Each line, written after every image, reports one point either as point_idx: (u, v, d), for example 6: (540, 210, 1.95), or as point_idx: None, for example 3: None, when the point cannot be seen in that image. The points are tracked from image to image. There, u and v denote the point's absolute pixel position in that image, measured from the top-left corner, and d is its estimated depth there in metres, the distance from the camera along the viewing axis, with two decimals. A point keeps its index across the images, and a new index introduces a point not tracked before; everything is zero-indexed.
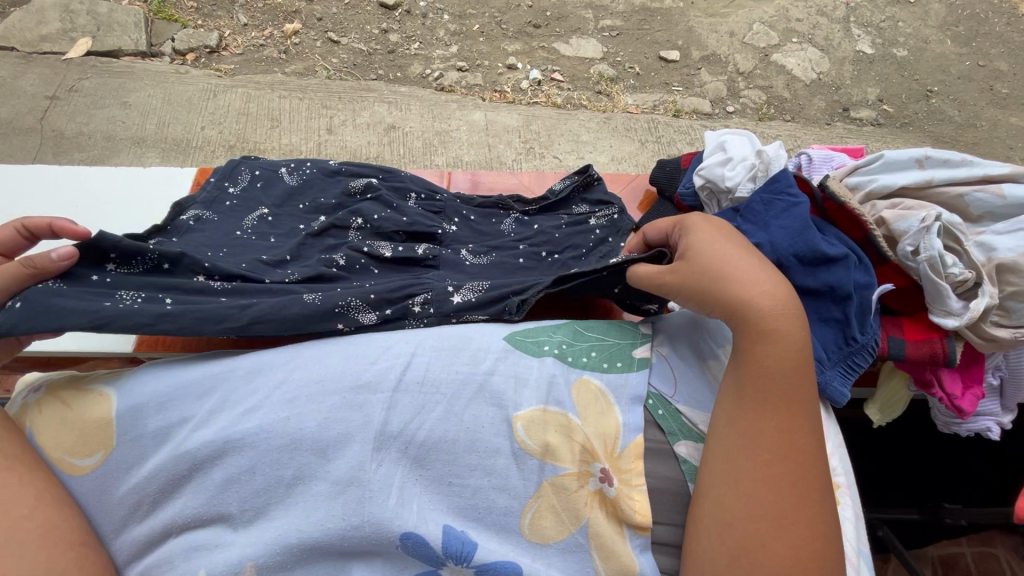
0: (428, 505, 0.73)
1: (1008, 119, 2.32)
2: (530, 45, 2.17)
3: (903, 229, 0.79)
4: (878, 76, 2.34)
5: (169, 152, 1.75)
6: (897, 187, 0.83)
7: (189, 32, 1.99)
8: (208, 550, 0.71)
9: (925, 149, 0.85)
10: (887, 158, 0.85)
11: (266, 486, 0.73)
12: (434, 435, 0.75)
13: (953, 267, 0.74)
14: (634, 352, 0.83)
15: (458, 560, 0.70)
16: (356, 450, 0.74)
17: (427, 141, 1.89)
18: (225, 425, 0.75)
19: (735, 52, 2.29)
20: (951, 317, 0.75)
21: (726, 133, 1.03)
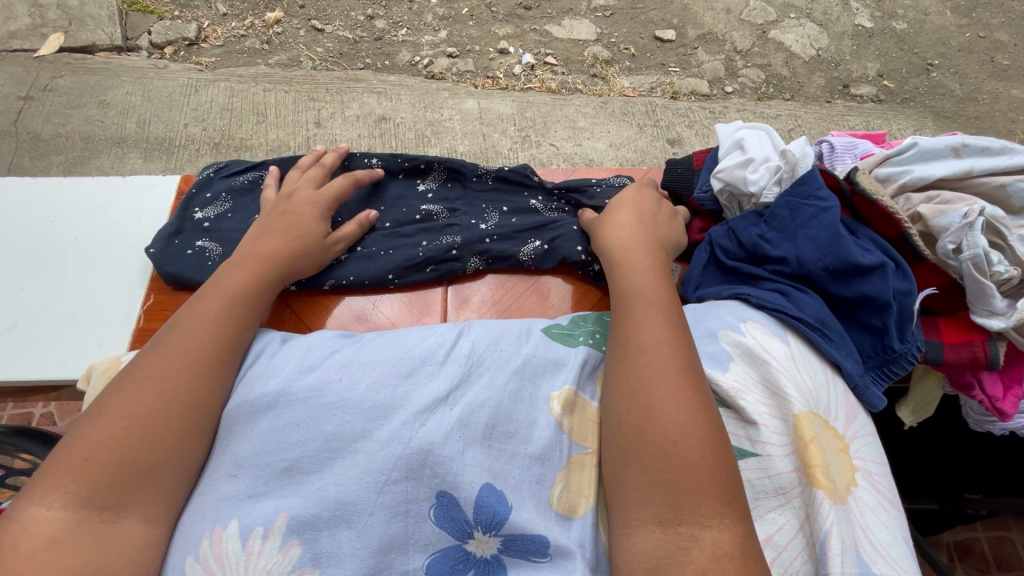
0: (471, 465, 0.64)
1: (1010, 92, 2.28)
2: (522, 27, 2.10)
3: (943, 226, 0.75)
4: (878, 50, 2.28)
5: (152, 152, 1.69)
6: (935, 179, 0.79)
7: (166, 24, 1.91)
8: (242, 500, 0.61)
9: (961, 137, 0.81)
10: (921, 148, 0.81)
11: (309, 437, 0.65)
12: (483, 399, 0.69)
13: (998, 265, 0.72)
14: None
15: (489, 528, 0.61)
16: (412, 406, 0.67)
17: (419, 132, 1.83)
18: (280, 381, 0.70)
19: (732, 29, 2.23)
20: (996, 317, 0.73)
21: (740, 129, 0.98)
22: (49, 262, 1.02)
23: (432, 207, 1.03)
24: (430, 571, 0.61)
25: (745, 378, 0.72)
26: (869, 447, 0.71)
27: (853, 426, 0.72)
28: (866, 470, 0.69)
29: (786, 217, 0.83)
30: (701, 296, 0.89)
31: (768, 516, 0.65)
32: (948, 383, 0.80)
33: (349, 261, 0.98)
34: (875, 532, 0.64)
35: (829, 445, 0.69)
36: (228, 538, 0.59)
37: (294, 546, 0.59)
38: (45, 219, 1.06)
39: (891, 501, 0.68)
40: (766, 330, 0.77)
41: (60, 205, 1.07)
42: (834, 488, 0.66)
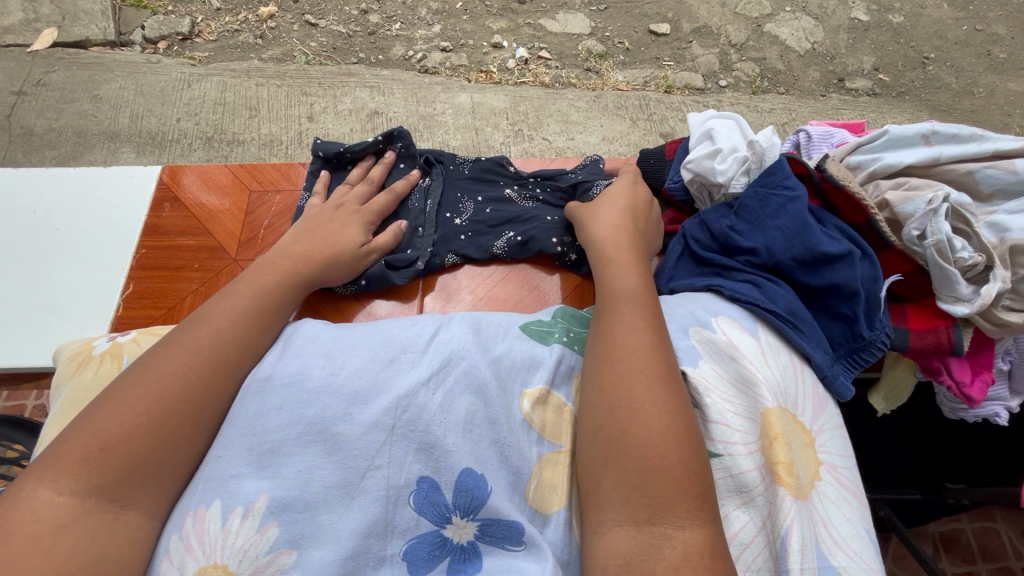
0: (449, 452, 0.63)
1: (1007, 85, 2.27)
2: (515, 22, 2.10)
3: (908, 212, 0.76)
4: (874, 44, 2.27)
5: (145, 146, 1.69)
6: (904, 166, 0.80)
7: (159, 19, 1.91)
8: (223, 483, 0.60)
9: (932, 124, 0.81)
10: (891, 136, 0.82)
11: (291, 421, 0.63)
12: (465, 384, 0.67)
13: (962, 251, 0.71)
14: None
15: (467, 512, 0.61)
16: (395, 392, 0.66)
17: (412, 126, 1.83)
18: (271, 366, 0.69)
19: (727, 23, 2.22)
20: (961, 304, 0.72)
21: (710, 117, 0.98)
22: (32, 253, 1.03)
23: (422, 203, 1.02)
24: (409, 557, 0.59)
25: (712, 376, 0.71)
26: (833, 437, 0.71)
27: (820, 419, 0.72)
28: (831, 464, 0.69)
29: (755, 209, 0.84)
30: (672, 288, 0.89)
31: (729, 517, 0.64)
32: (918, 370, 0.80)
33: None
34: (839, 527, 0.64)
35: (796, 441, 0.69)
36: (210, 517, 0.59)
37: (272, 527, 0.58)
38: (27, 209, 1.06)
39: (853, 496, 0.68)
40: (736, 324, 0.77)
41: (41, 195, 1.08)
42: (797, 483, 0.66)
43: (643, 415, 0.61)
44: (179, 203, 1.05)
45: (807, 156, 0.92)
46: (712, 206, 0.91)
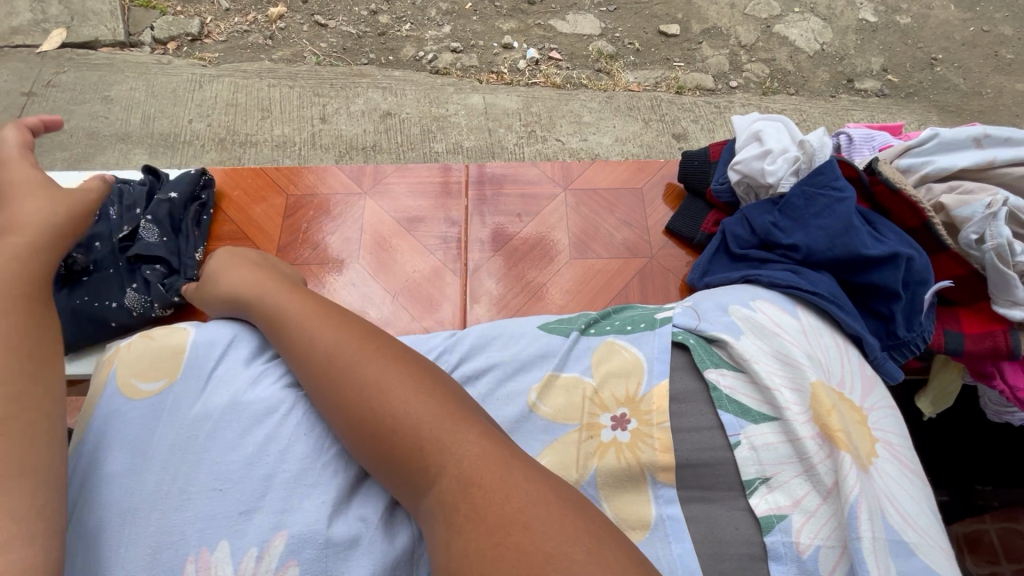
0: None
1: (1014, 86, 2.28)
2: (526, 22, 2.09)
3: (965, 216, 0.76)
4: (882, 44, 2.28)
5: (157, 148, 1.68)
6: (957, 169, 0.80)
7: (169, 19, 1.90)
8: (235, 521, 0.59)
9: (984, 126, 0.81)
10: (942, 138, 0.82)
11: (310, 449, 0.64)
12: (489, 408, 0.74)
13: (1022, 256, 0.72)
14: (656, 315, 0.82)
15: None
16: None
17: (425, 127, 1.82)
18: (262, 391, 0.68)
19: (737, 24, 2.22)
20: (1018, 308, 0.74)
21: (758, 119, 0.99)
22: None
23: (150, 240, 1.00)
24: None
25: (756, 351, 0.72)
26: (881, 415, 0.70)
27: (870, 397, 0.71)
28: (887, 441, 0.67)
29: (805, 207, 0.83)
30: (708, 282, 0.91)
31: (790, 484, 0.65)
32: (969, 374, 0.81)
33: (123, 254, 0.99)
34: (903, 503, 0.63)
35: (847, 415, 0.67)
36: (218, 562, 0.57)
37: (291, 569, 0.57)
38: None
39: (909, 473, 0.66)
40: (776, 306, 0.77)
41: None
42: (858, 455, 0.64)
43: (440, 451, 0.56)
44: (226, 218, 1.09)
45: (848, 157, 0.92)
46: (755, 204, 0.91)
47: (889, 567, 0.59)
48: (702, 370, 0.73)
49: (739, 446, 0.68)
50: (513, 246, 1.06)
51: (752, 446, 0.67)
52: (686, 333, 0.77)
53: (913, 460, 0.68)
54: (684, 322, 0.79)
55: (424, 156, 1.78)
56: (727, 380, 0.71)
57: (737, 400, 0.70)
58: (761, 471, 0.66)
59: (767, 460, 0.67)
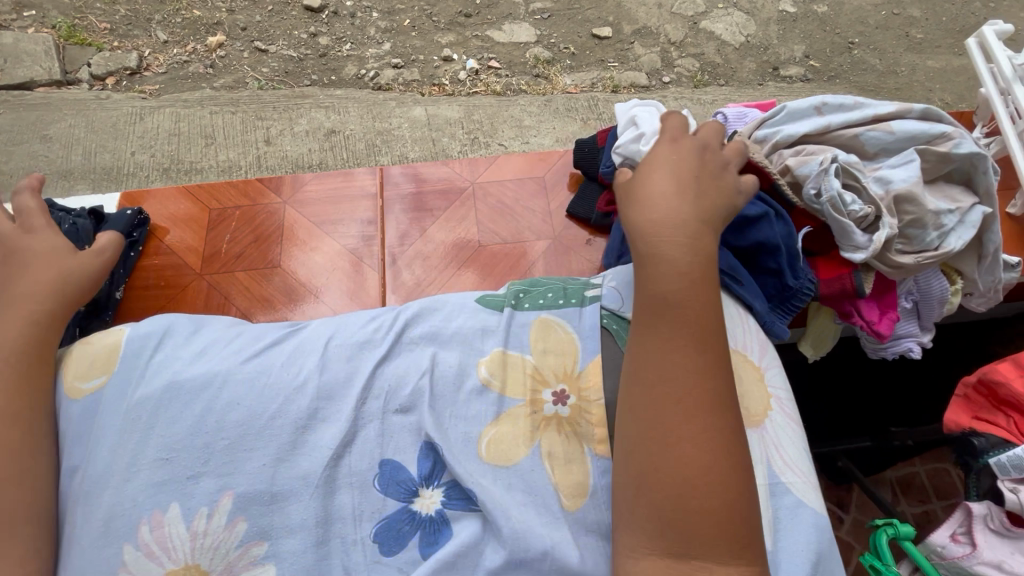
0: (396, 434, 0.74)
1: (926, 63, 2.44)
2: (463, 35, 2.16)
3: (805, 173, 0.82)
4: (802, 33, 2.42)
5: (101, 182, 1.68)
6: (800, 136, 0.86)
7: (106, 55, 1.91)
8: (179, 483, 0.68)
9: (822, 95, 0.88)
10: (788, 108, 0.87)
11: (252, 417, 0.72)
12: (413, 370, 0.78)
13: (852, 204, 0.79)
14: (585, 292, 0.87)
15: (428, 482, 0.71)
16: (361, 395, 0.75)
17: (369, 142, 1.86)
18: (212, 366, 0.75)
19: (665, 23, 2.33)
20: (859, 251, 0.80)
21: (634, 105, 1.04)
22: None
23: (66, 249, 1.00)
24: (378, 536, 0.69)
25: None
26: (773, 371, 0.79)
27: (766, 356, 0.80)
28: (779, 399, 0.77)
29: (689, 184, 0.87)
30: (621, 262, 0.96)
31: None
32: (837, 316, 0.89)
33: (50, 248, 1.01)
34: (789, 450, 0.73)
35: (746, 374, 0.77)
36: (170, 521, 0.66)
37: (240, 523, 0.67)
38: None
39: (792, 422, 0.77)
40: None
41: None
42: (751, 412, 0.74)
43: (671, 446, 0.61)
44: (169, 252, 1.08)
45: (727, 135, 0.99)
46: None
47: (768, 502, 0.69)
48: (627, 348, 0.79)
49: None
50: (444, 246, 1.11)
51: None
52: (609, 317, 0.83)
53: (792, 407, 0.79)
54: (609, 305, 0.84)
55: None
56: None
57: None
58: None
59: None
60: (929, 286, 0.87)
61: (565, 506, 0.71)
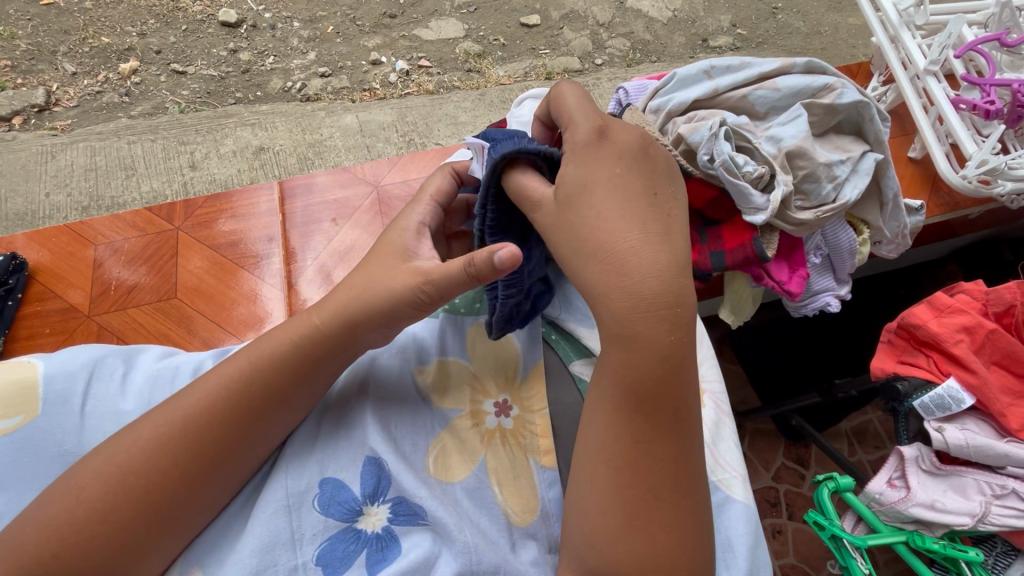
0: (334, 451, 0.65)
1: (847, 20, 2.50)
2: (390, 36, 2.11)
3: (697, 140, 0.79)
4: (727, 3, 2.45)
5: (14, 228, 1.59)
6: (692, 101, 0.85)
7: (9, 94, 1.80)
8: None
9: (709, 60, 0.88)
10: (678, 76, 0.87)
11: None
12: (358, 385, 0.70)
13: (746, 166, 0.77)
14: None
15: (374, 497, 0.63)
16: (300, 423, 0.68)
17: (301, 155, 1.81)
18: None
19: (592, 5, 2.32)
20: (760, 212, 0.77)
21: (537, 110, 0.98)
22: None
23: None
24: (322, 560, 0.60)
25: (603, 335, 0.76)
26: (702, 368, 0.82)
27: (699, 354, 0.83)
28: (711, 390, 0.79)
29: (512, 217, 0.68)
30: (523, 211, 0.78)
31: None
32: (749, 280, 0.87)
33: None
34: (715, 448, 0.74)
35: None
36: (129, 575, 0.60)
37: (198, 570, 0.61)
38: None
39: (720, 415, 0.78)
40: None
41: None
42: None
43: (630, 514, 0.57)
44: (53, 294, 1.02)
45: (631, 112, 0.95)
46: None
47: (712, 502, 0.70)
48: (570, 365, 0.73)
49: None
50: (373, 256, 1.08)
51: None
52: (548, 327, 0.76)
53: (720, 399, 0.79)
54: (549, 313, 0.77)
55: None
56: (587, 371, 0.73)
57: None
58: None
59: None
60: (837, 241, 0.87)
61: (515, 521, 0.65)
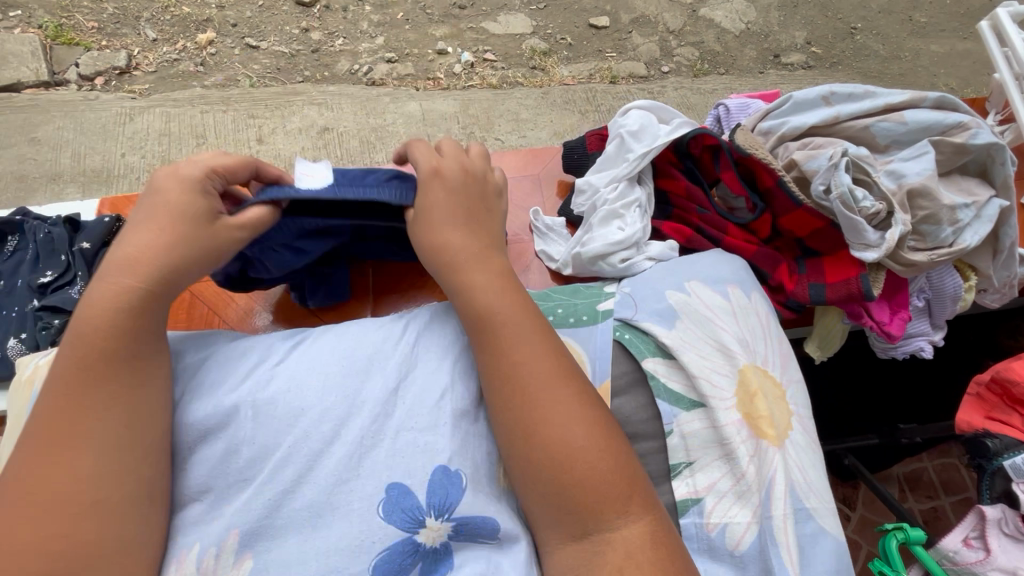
0: (401, 456, 0.60)
1: (930, 47, 2.39)
2: (458, 27, 2.11)
3: (814, 169, 0.83)
4: (804, 19, 2.37)
5: (90, 185, 1.67)
6: (807, 127, 0.87)
7: (94, 55, 1.87)
8: (199, 524, 0.57)
9: (829, 85, 0.88)
10: (795, 99, 0.88)
11: (261, 455, 0.59)
12: (432, 384, 0.64)
13: (864, 201, 0.78)
14: (597, 305, 0.80)
15: (439, 513, 0.58)
16: (366, 407, 0.61)
17: (364, 139, 1.84)
18: (234, 391, 0.62)
19: (663, 11, 2.28)
20: (871, 249, 0.79)
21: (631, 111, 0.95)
22: None
23: (58, 269, 0.97)
24: (380, 567, 0.56)
25: (686, 335, 0.74)
26: (791, 393, 0.74)
27: (788, 373, 0.76)
28: (799, 416, 0.72)
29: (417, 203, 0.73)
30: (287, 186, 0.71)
31: (710, 467, 0.68)
32: (845, 317, 0.89)
33: (61, 270, 0.97)
34: (808, 471, 0.69)
35: (770, 394, 0.71)
36: (184, 559, 0.55)
37: (248, 560, 0.55)
38: None
39: (810, 445, 0.72)
40: (708, 288, 0.79)
41: None
42: (774, 431, 0.69)
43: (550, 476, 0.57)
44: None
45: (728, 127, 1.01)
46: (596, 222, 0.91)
47: (791, 530, 0.65)
48: (640, 362, 0.73)
49: (672, 435, 0.69)
50: None
51: (682, 434, 0.69)
52: (621, 328, 0.76)
53: (810, 429, 0.73)
54: (623, 314, 0.78)
55: (365, 167, 1.80)
56: (661, 370, 0.73)
57: (670, 388, 0.71)
58: (687, 455, 0.69)
59: (694, 446, 0.69)
60: (942, 285, 0.87)
61: None
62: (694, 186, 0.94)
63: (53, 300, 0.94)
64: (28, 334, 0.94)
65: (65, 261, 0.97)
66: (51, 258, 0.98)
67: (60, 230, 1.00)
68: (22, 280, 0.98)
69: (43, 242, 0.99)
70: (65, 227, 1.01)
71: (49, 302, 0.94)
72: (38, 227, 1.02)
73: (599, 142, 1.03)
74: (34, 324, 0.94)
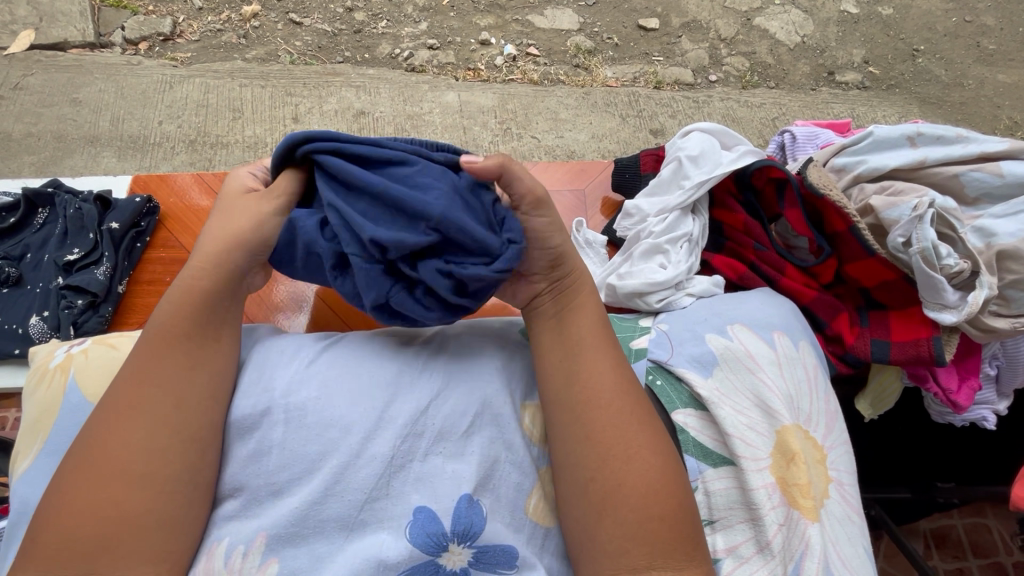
0: (427, 479, 0.62)
1: (995, 76, 2.27)
2: (503, 18, 2.05)
3: (893, 218, 0.78)
4: (863, 36, 2.26)
5: (126, 150, 1.67)
6: (888, 169, 0.84)
7: (140, 19, 1.87)
8: (240, 521, 0.61)
9: (917, 125, 0.85)
10: (876, 137, 0.86)
11: (294, 461, 0.62)
12: (461, 406, 0.65)
13: (947, 259, 0.74)
14: (630, 344, 0.79)
15: (462, 539, 0.60)
16: (395, 424, 0.64)
17: (399, 126, 1.82)
18: (274, 395, 0.65)
19: (717, 17, 2.20)
20: (949, 311, 0.75)
21: (686, 136, 0.98)
22: None
23: (85, 247, 0.97)
24: None
25: (724, 385, 0.71)
26: (833, 452, 0.70)
27: (831, 433, 0.71)
28: (839, 481, 0.69)
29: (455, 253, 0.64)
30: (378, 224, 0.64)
31: (732, 527, 0.66)
32: (907, 376, 0.85)
33: (88, 249, 0.97)
34: (843, 546, 0.65)
35: (810, 456, 0.68)
36: (215, 554, 0.59)
37: (273, 563, 0.59)
38: None
39: (849, 511, 0.68)
40: (752, 332, 0.76)
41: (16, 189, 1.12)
42: (810, 494, 0.66)
43: (620, 499, 0.59)
44: (175, 242, 1.05)
45: (792, 156, 1.01)
46: (643, 247, 0.91)
47: None
48: (672, 413, 0.71)
49: (696, 491, 0.68)
50: None
51: (706, 491, 0.67)
52: (653, 371, 0.75)
53: (853, 495, 0.70)
54: (656, 356, 0.76)
55: None
56: (692, 422, 0.70)
57: (700, 443, 0.69)
58: (709, 512, 0.67)
59: (717, 505, 0.67)
60: (1016, 352, 0.82)
61: None
62: (754, 220, 0.93)
63: (77, 279, 0.94)
64: (52, 311, 0.94)
65: (93, 240, 0.98)
66: (80, 236, 0.99)
67: (87, 206, 1.00)
68: (48, 255, 0.98)
69: (71, 217, 1.00)
70: (94, 205, 1.01)
71: (74, 281, 0.95)
72: (66, 201, 1.02)
73: (653, 163, 1.04)
74: (57, 302, 0.95)
